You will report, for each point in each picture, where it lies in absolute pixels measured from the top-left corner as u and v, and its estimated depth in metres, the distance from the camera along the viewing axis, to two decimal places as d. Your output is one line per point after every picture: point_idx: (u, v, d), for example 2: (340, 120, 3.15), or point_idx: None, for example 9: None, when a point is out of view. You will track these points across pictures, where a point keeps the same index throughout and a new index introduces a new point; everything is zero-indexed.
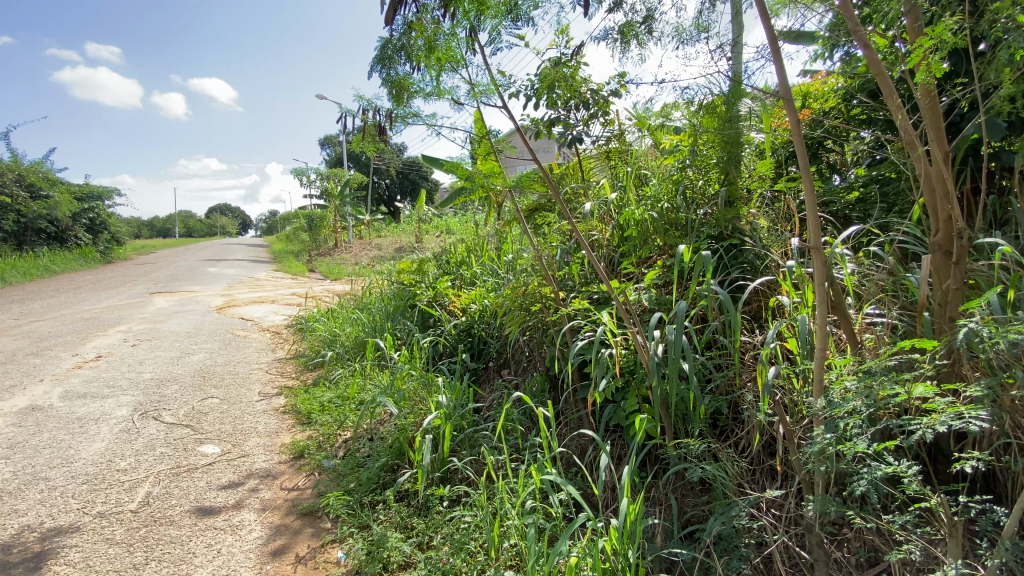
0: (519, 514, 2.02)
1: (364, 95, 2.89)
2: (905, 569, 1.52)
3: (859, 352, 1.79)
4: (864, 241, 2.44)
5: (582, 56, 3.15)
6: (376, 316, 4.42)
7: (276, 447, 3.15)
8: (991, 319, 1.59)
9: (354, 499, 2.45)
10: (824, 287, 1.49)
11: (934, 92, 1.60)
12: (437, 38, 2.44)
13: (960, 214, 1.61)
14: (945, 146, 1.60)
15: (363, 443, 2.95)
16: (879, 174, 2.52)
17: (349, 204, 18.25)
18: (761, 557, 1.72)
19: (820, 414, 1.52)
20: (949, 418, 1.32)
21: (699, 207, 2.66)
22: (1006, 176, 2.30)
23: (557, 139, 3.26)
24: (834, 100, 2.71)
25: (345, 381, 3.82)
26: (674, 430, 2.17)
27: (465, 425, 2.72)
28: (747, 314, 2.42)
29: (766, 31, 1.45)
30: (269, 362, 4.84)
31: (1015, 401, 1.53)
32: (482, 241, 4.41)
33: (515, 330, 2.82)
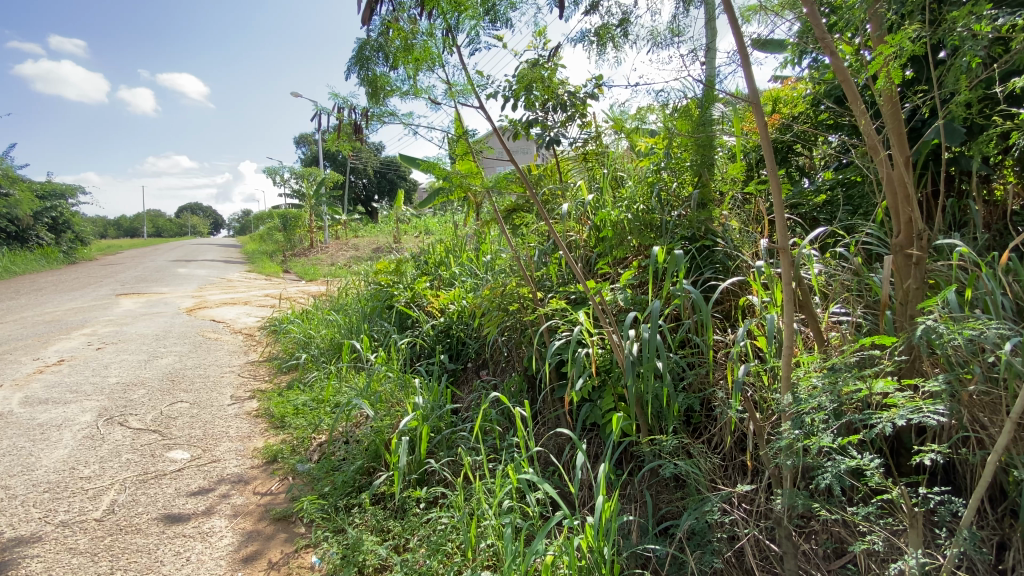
0: (496, 514, 2.02)
1: (340, 94, 2.85)
2: (869, 560, 1.56)
3: (825, 349, 1.85)
4: (830, 242, 2.52)
5: (559, 57, 3.16)
6: (353, 317, 4.36)
7: (248, 451, 3.08)
8: (950, 316, 1.66)
9: (329, 503, 2.42)
10: (792, 287, 1.53)
11: (896, 98, 1.66)
12: (413, 37, 2.42)
13: (920, 215, 1.68)
14: (906, 151, 1.67)
15: (339, 446, 2.91)
16: (845, 178, 2.61)
17: (325, 203, 17.97)
18: (733, 551, 1.76)
19: (787, 410, 1.56)
20: (910, 412, 1.37)
21: (674, 209, 2.70)
22: (966, 180, 2.40)
23: (535, 140, 3.27)
24: (802, 105, 2.79)
25: (320, 383, 3.75)
26: (649, 427, 2.20)
27: (442, 426, 2.71)
28: (719, 313, 2.47)
29: (735, 36, 1.49)
30: (242, 365, 4.74)
31: (972, 395, 1.60)
32: (460, 241, 4.40)
33: (493, 330, 2.82)
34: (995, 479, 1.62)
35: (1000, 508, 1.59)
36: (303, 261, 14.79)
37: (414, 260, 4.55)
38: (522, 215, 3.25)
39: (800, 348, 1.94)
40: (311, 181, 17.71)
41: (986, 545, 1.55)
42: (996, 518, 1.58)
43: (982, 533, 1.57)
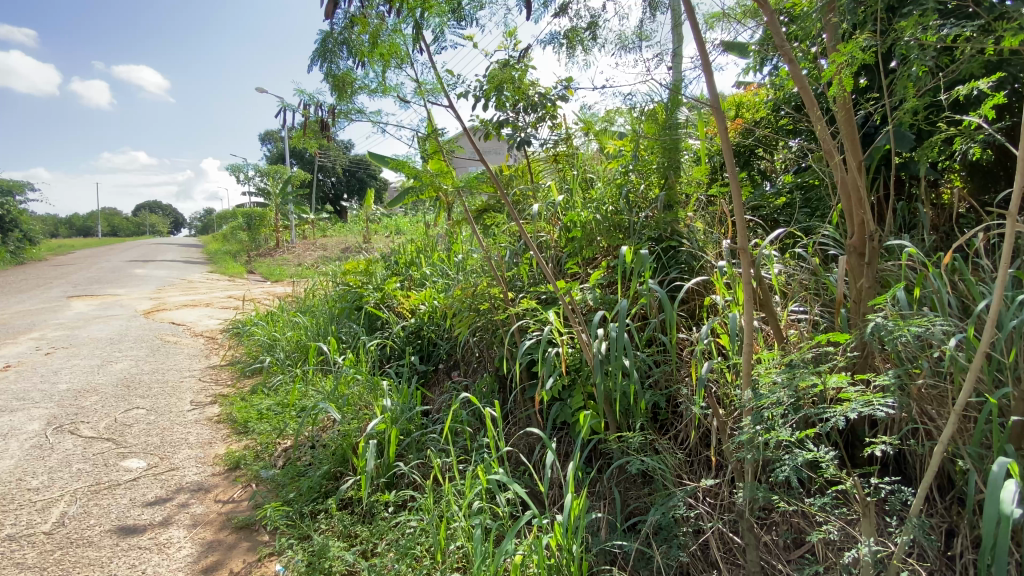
0: (465, 515, 2.01)
1: (305, 90, 2.77)
2: (827, 548, 1.62)
3: (785, 346, 1.91)
4: (790, 243, 2.61)
5: (529, 59, 3.18)
6: (320, 318, 4.26)
7: (209, 458, 2.97)
8: (899, 314, 1.74)
9: (294, 509, 2.35)
10: (752, 286, 1.57)
11: (850, 105, 1.73)
12: (381, 33, 2.39)
13: (872, 218, 1.76)
14: (859, 156, 1.74)
15: (305, 451, 2.83)
16: (803, 181, 2.70)
17: (292, 202, 17.51)
18: (698, 545, 1.80)
19: (748, 406, 1.60)
20: (861, 405, 1.43)
21: (641, 210, 2.75)
22: (915, 184, 2.52)
23: (506, 140, 3.27)
24: (764, 110, 2.88)
25: (285, 387, 3.64)
26: (617, 425, 2.23)
27: (412, 429, 2.67)
28: (685, 312, 2.53)
29: (698, 43, 1.52)
30: (202, 369, 4.56)
31: (920, 388, 1.68)
32: (431, 242, 4.36)
33: (464, 330, 2.80)
34: (942, 469, 1.70)
35: (947, 497, 1.67)
36: (269, 262, 14.38)
37: (384, 261, 4.48)
38: (493, 215, 3.23)
39: (761, 345, 2.00)
40: (277, 179, 17.23)
41: (934, 532, 1.63)
42: (944, 505, 1.67)
43: (931, 521, 1.65)
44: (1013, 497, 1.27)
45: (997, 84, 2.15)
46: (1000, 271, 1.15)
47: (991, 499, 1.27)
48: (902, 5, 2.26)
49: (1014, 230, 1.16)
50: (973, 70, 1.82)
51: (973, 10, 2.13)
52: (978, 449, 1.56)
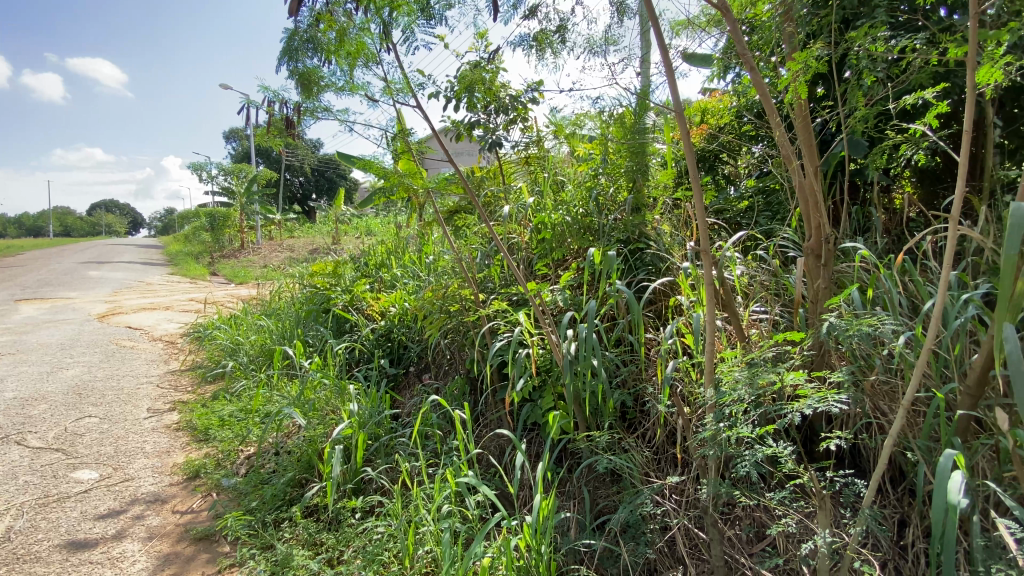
0: (434, 520, 1.99)
1: (270, 86, 2.70)
2: (787, 541, 1.67)
3: (747, 345, 1.97)
4: (752, 245, 2.68)
5: (500, 61, 3.18)
6: (286, 322, 4.14)
7: (166, 468, 2.86)
8: (853, 313, 1.82)
9: (256, 519, 2.28)
10: (713, 287, 1.63)
11: (808, 113, 1.80)
12: (348, 31, 2.35)
13: (828, 222, 1.83)
14: (816, 162, 1.81)
15: (268, 458, 2.74)
16: (765, 186, 2.80)
17: (258, 202, 17.02)
18: (665, 541, 1.84)
19: (710, 403, 1.65)
20: (816, 401, 1.50)
21: (610, 213, 2.80)
22: (868, 189, 2.64)
23: (478, 142, 3.27)
24: (727, 116, 2.96)
25: (249, 393, 3.49)
26: (587, 424, 2.25)
27: (380, 433, 2.63)
28: (652, 312, 2.58)
29: (662, 49, 1.56)
30: (160, 375, 4.38)
31: (873, 385, 1.75)
32: (402, 243, 4.31)
33: (434, 332, 2.78)
34: (894, 462, 1.78)
35: (899, 488, 1.74)
36: (234, 263, 13.94)
37: (353, 262, 4.41)
38: (464, 217, 3.20)
39: (724, 344, 2.06)
40: (242, 178, 16.71)
41: (887, 522, 1.70)
42: (896, 496, 1.74)
43: (885, 511, 1.72)
44: (959, 487, 1.34)
45: (943, 94, 2.27)
46: (943, 273, 1.23)
47: (940, 489, 1.34)
48: (855, 18, 2.37)
49: (955, 232, 1.22)
50: (920, 81, 1.91)
51: (921, 24, 2.24)
52: (927, 442, 1.63)
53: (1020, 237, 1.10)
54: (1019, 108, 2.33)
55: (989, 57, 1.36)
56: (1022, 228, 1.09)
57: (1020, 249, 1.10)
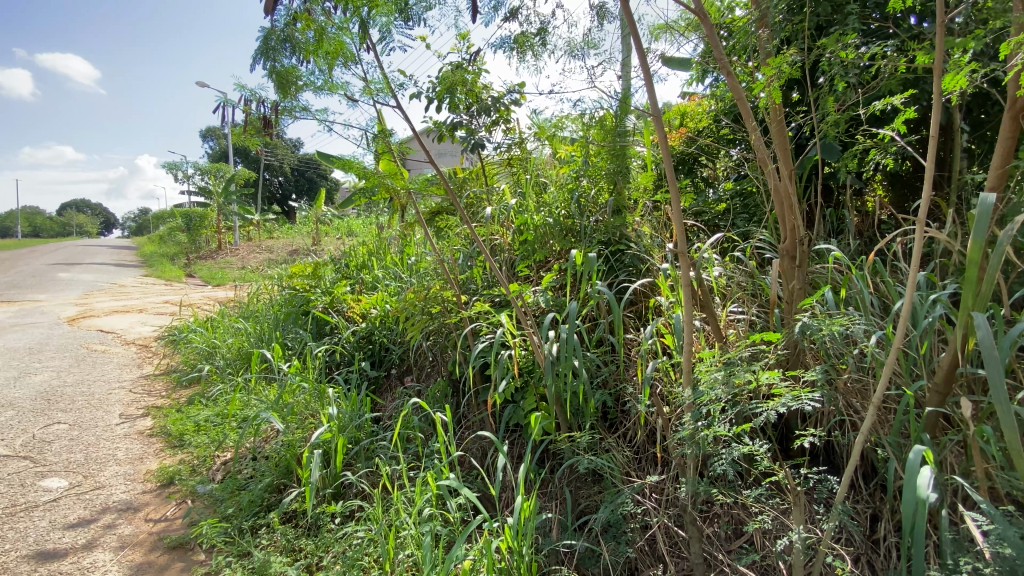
0: (415, 523, 1.97)
1: (246, 85, 2.66)
2: (764, 538, 1.70)
3: (724, 345, 2.00)
4: (730, 247, 2.73)
5: (482, 62, 3.18)
6: (264, 324, 4.07)
7: (139, 475, 2.78)
8: (827, 313, 1.86)
9: (232, 525, 2.23)
10: (690, 287, 1.66)
11: (783, 118, 1.84)
12: (327, 30, 2.32)
13: (803, 224, 1.88)
14: (791, 165, 1.86)
15: (245, 464, 2.69)
16: (742, 189, 2.85)
17: (236, 202, 16.69)
18: (645, 540, 1.85)
19: (688, 403, 1.68)
20: (789, 400, 1.54)
21: (592, 215, 2.84)
22: (841, 192, 2.71)
23: (460, 143, 3.26)
24: (706, 120, 3.01)
25: (225, 397, 3.39)
26: (568, 425, 2.26)
27: (361, 436, 2.60)
28: (633, 313, 2.61)
29: (641, 53, 1.58)
30: (133, 380, 4.26)
31: (846, 383, 1.79)
32: (384, 244, 4.27)
33: (416, 334, 2.77)
34: (866, 458, 1.82)
35: (871, 483, 1.79)
36: (210, 264, 13.64)
37: (333, 264, 4.35)
38: (446, 218, 3.18)
39: (703, 344, 2.09)
40: (219, 178, 16.39)
41: (860, 517, 1.74)
42: (868, 491, 1.78)
43: (858, 506, 1.76)
44: (928, 482, 1.38)
45: (912, 100, 2.34)
46: (912, 274, 1.27)
47: (910, 485, 1.38)
48: (828, 25, 2.43)
49: (922, 233, 1.27)
50: (890, 87, 1.97)
51: (892, 32, 2.30)
52: (897, 439, 1.68)
53: (987, 225, 1.20)
54: (985, 114, 2.41)
55: (954, 65, 1.41)
56: (988, 216, 1.19)
57: (986, 236, 1.21)
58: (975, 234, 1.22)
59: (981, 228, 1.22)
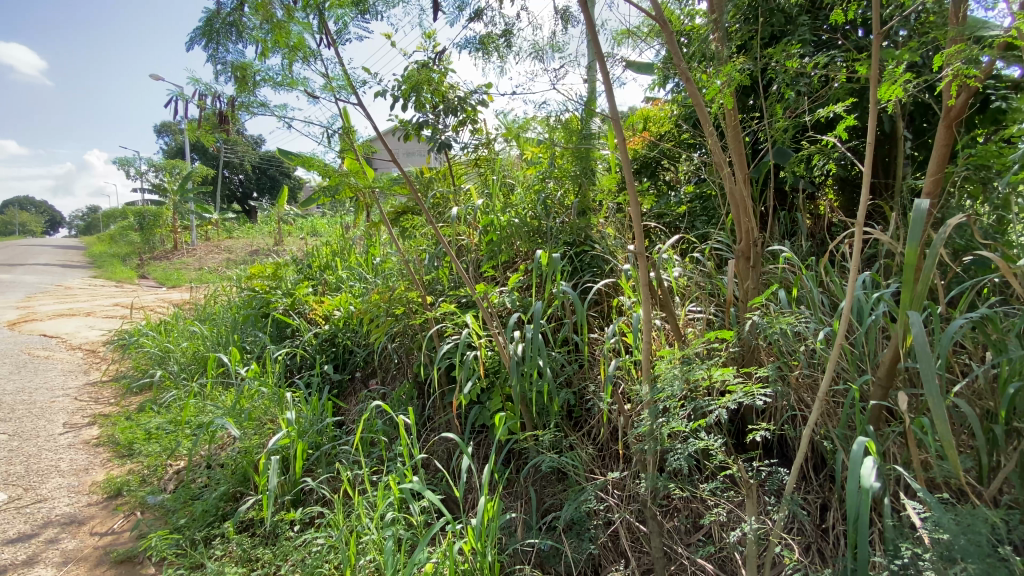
0: (377, 528, 1.94)
1: (200, 79, 2.56)
2: (721, 529, 1.76)
3: (684, 343, 2.06)
4: (690, 248, 2.81)
5: (449, 62, 3.18)
6: (221, 327, 3.92)
7: (84, 487, 2.65)
8: (779, 311, 1.95)
9: (184, 537, 2.15)
10: (649, 286, 1.70)
11: (738, 122, 1.91)
12: (286, 25, 2.27)
13: (757, 226, 1.97)
14: (745, 170, 1.94)
15: (199, 472, 2.59)
16: (701, 192, 2.94)
17: (194, 201, 16.06)
18: (608, 536, 1.89)
19: (647, 400, 1.72)
20: (741, 395, 1.61)
21: (558, 216, 2.86)
22: (794, 195, 2.82)
23: (426, 142, 3.24)
24: (668, 124, 3.09)
25: (178, 404, 3.23)
26: (533, 424, 2.28)
27: (322, 441, 2.54)
28: (597, 313, 2.65)
29: (599, 58, 1.63)
30: (79, 388, 4.05)
31: (797, 378, 1.87)
32: (348, 245, 4.20)
33: (380, 335, 2.73)
34: (816, 450, 1.90)
35: (821, 474, 1.86)
36: (165, 266, 13.07)
37: (295, 264, 4.24)
38: (412, 217, 3.14)
39: (663, 343, 2.15)
40: (174, 175, 15.70)
41: (811, 507, 1.81)
42: (818, 481, 1.86)
43: (808, 497, 1.83)
44: (871, 471, 1.45)
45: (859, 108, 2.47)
46: (853, 275, 1.35)
47: (854, 475, 1.45)
48: (782, 35, 2.53)
49: (861, 235, 1.34)
50: (838, 96, 2.06)
51: (841, 43, 2.41)
52: (844, 431, 1.76)
53: (921, 229, 1.28)
54: (926, 123, 2.54)
55: (890, 76, 1.49)
56: (922, 220, 1.27)
57: (920, 240, 1.29)
58: (910, 238, 1.30)
59: (916, 233, 1.30)
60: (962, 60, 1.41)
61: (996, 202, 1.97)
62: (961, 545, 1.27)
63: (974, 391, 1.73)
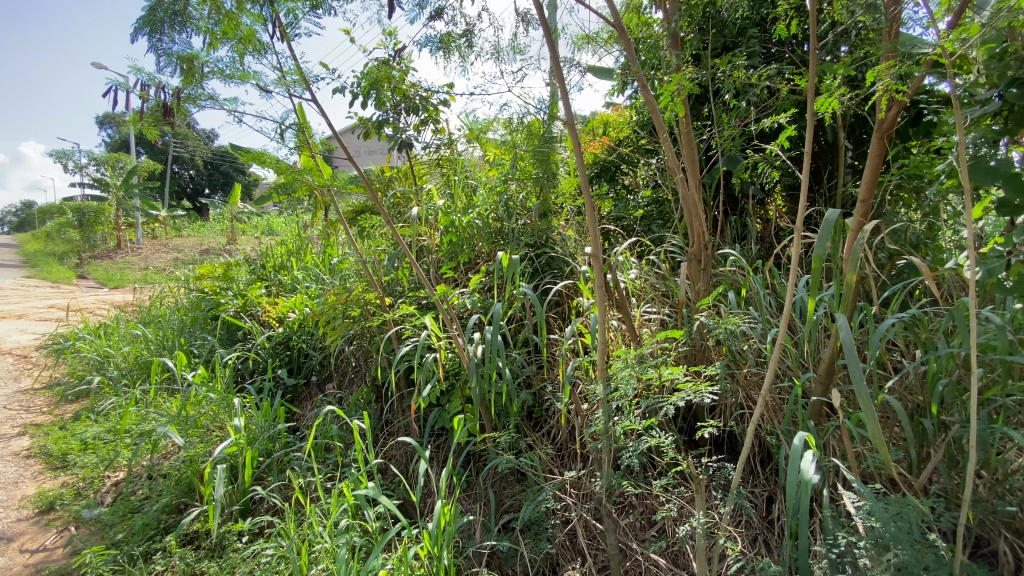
0: (330, 536, 1.89)
1: (142, 68, 2.41)
2: (673, 524, 1.81)
3: (638, 343, 2.11)
4: (646, 250, 2.88)
5: (410, 60, 3.14)
6: (167, 330, 3.74)
7: (10, 503, 2.47)
8: (729, 311, 2.02)
9: (122, 552, 2.04)
10: (605, 288, 1.73)
11: (691, 129, 1.97)
12: (237, 16, 2.18)
13: (708, 229, 2.03)
14: (698, 175, 2.00)
15: (140, 484, 2.46)
16: (658, 196, 3.02)
17: (140, 197, 15.23)
18: (565, 535, 1.91)
19: (601, 399, 1.76)
20: (690, 394, 1.67)
21: (519, 217, 2.88)
22: (745, 200, 2.93)
23: (387, 141, 3.20)
24: (626, 129, 3.15)
25: (117, 411, 3.06)
26: (492, 426, 2.28)
27: (273, 448, 2.46)
28: (557, 314, 2.67)
29: (556, 65, 1.66)
30: (7, 397, 3.77)
31: (745, 376, 1.94)
32: (304, 245, 4.09)
33: (337, 338, 2.66)
34: (762, 445, 1.97)
35: (767, 468, 1.94)
36: (106, 264, 12.35)
37: (247, 265, 4.08)
38: (370, 217, 3.08)
39: (620, 343, 2.19)
40: (117, 170, 14.83)
41: (757, 500, 1.88)
42: (763, 475, 1.94)
43: (755, 490, 1.90)
44: (811, 464, 1.52)
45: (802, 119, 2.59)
46: (790, 278, 1.40)
47: (795, 468, 1.51)
48: (734, 46, 2.63)
49: (799, 240, 1.39)
50: (784, 106, 2.15)
51: (788, 56, 2.52)
52: (788, 426, 1.84)
53: (830, 238, 1.37)
54: (864, 134, 2.69)
55: (829, 88, 1.57)
56: (830, 230, 1.35)
57: (828, 252, 1.40)
58: (819, 246, 1.39)
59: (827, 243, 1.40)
60: (892, 76, 1.49)
61: (927, 209, 2.11)
62: (892, 532, 1.35)
63: (906, 386, 1.84)
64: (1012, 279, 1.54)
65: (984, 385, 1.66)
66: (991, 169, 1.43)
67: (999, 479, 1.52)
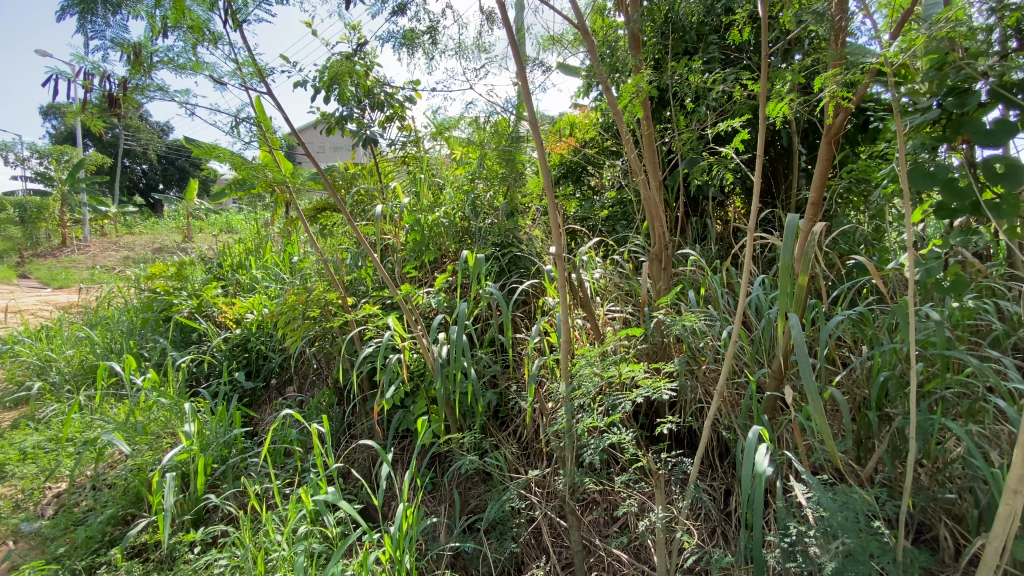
0: (287, 543, 1.83)
1: (85, 56, 2.28)
2: (635, 519, 1.83)
3: (602, 342, 2.14)
4: (611, 250, 2.92)
5: (374, 56, 3.09)
6: (115, 333, 3.56)
7: None
8: (689, 310, 2.07)
9: (62, 569, 1.93)
10: (567, 287, 1.74)
11: (653, 130, 2.01)
12: (190, 5, 2.09)
13: (669, 229, 2.09)
14: (659, 175, 2.04)
15: (83, 495, 2.33)
16: (622, 196, 3.06)
17: (88, 192, 14.46)
18: (529, 533, 1.91)
19: (564, 398, 1.77)
20: (649, 391, 1.70)
21: (485, 216, 2.88)
22: (705, 201, 3.01)
23: (350, 137, 3.13)
24: (592, 130, 3.19)
25: (59, 419, 2.89)
26: (457, 426, 2.26)
27: (229, 454, 2.38)
28: (522, 313, 2.67)
29: (519, 65, 1.66)
30: None
31: (704, 373, 1.99)
32: (264, 243, 3.97)
33: (297, 339, 2.59)
34: (720, 439, 2.03)
35: (725, 461, 1.99)
36: (50, 263, 11.68)
37: (203, 264, 3.93)
38: (332, 215, 3.01)
39: (584, 342, 2.21)
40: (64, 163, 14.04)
41: (715, 493, 1.93)
42: (721, 469, 1.99)
43: (713, 484, 1.95)
44: (764, 457, 1.56)
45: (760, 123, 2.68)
46: (746, 278, 1.43)
47: (749, 461, 1.55)
48: (694, 51, 2.70)
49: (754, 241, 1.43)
50: (741, 110, 2.22)
51: (744, 61, 2.61)
52: (744, 421, 1.90)
53: (793, 242, 1.44)
54: (817, 139, 2.80)
55: (780, 92, 1.62)
56: (793, 234, 1.42)
57: (790, 253, 1.46)
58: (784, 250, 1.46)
59: (789, 246, 1.45)
60: (839, 83, 1.55)
61: (874, 211, 2.21)
62: (839, 522, 1.40)
63: (853, 381, 1.91)
64: (949, 278, 1.62)
65: (925, 378, 1.75)
66: (930, 173, 1.50)
67: (939, 467, 1.60)
